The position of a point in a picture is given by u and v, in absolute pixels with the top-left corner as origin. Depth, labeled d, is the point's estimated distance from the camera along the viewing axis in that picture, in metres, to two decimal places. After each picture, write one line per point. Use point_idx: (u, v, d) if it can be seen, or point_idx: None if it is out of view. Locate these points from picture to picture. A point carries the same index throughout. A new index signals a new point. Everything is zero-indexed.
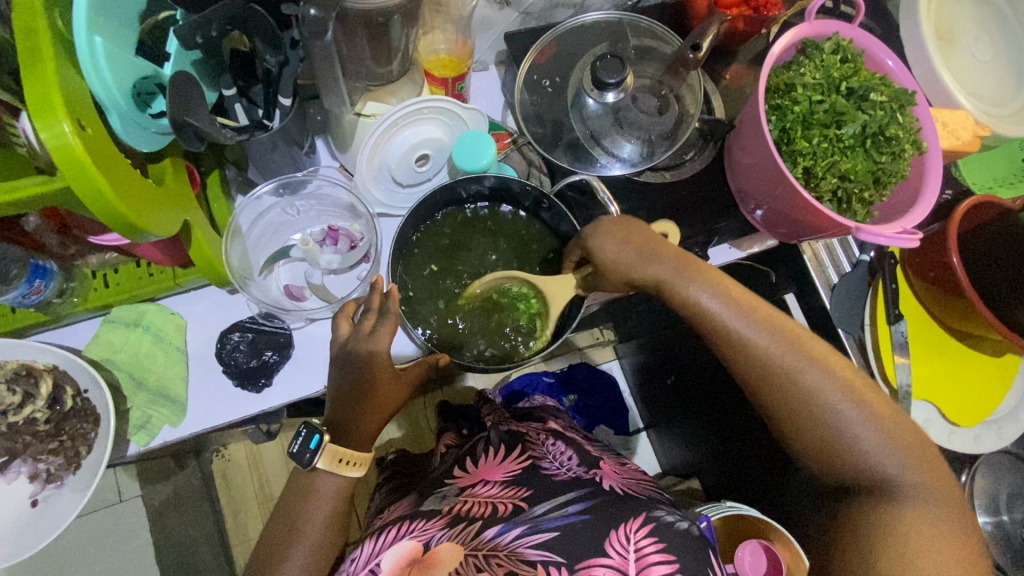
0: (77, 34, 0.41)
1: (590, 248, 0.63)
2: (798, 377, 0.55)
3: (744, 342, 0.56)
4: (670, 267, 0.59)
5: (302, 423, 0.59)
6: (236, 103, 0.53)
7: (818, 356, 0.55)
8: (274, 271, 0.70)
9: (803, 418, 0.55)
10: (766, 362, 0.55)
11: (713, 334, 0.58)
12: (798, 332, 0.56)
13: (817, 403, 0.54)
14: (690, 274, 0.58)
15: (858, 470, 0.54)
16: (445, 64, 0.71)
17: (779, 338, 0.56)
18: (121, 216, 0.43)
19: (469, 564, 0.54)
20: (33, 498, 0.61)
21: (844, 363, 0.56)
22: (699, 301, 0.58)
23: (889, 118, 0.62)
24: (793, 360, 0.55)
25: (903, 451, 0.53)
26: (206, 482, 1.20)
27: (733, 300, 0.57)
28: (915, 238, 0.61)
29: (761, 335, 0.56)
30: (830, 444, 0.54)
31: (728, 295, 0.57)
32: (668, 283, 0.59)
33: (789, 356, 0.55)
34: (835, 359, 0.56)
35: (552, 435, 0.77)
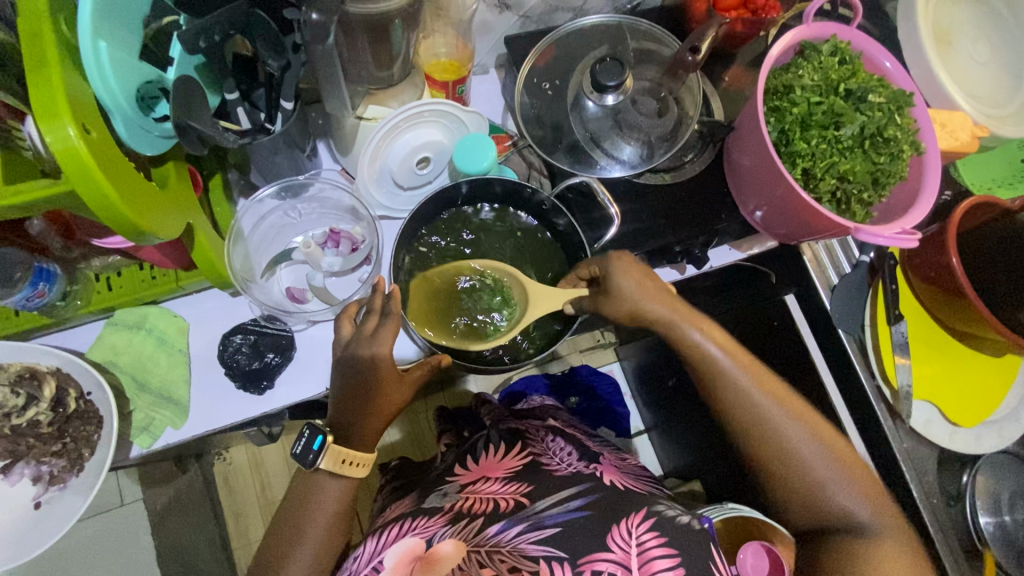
0: (82, 39, 0.42)
1: (605, 274, 0.63)
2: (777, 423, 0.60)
3: (733, 387, 0.61)
4: (672, 310, 0.63)
5: (304, 423, 0.59)
6: (240, 107, 0.53)
7: (792, 408, 0.61)
8: (276, 274, 0.71)
9: (782, 461, 0.60)
10: (749, 407, 0.61)
11: (705, 378, 0.63)
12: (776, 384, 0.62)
13: (795, 448, 0.60)
14: (690, 319, 0.63)
15: (825, 516, 0.59)
16: (445, 68, 0.71)
17: (762, 387, 0.61)
18: (125, 217, 0.43)
19: (473, 560, 0.55)
20: (36, 500, 0.62)
21: (815, 416, 0.62)
22: (694, 345, 0.62)
23: (887, 119, 0.63)
24: (772, 409, 0.61)
25: (867, 494, 0.59)
26: (208, 484, 1.22)
27: (723, 345, 0.62)
28: (914, 238, 0.62)
29: (750, 382, 0.61)
30: (803, 489, 0.60)
31: (721, 341, 0.63)
32: (670, 325, 0.63)
33: (770, 405, 0.61)
34: (807, 411, 0.62)
35: (552, 432, 0.78)
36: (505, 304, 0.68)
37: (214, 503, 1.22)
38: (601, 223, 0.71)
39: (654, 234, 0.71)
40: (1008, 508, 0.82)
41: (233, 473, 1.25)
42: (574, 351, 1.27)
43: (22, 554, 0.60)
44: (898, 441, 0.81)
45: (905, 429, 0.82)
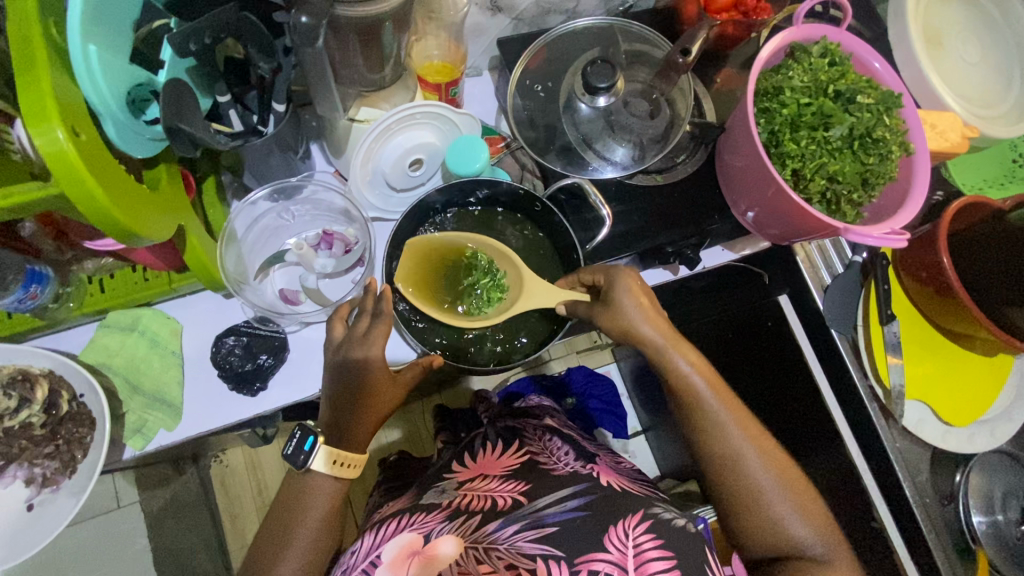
0: (72, 43, 0.42)
1: (609, 285, 0.63)
2: (746, 456, 0.60)
3: (710, 416, 0.61)
4: (659, 332, 0.62)
5: (296, 425, 0.60)
6: (232, 110, 0.54)
7: (762, 447, 0.61)
8: (269, 276, 0.71)
9: (748, 494, 0.59)
10: (722, 441, 0.61)
11: (684, 405, 0.63)
12: (747, 419, 0.62)
13: (760, 482, 0.59)
14: (674, 343, 0.62)
15: (783, 558, 0.59)
16: (439, 70, 0.71)
17: (736, 420, 0.61)
18: (115, 220, 0.44)
19: (470, 556, 0.54)
20: (29, 502, 0.62)
21: (784, 461, 0.61)
22: (676, 369, 0.62)
23: (876, 120, 0.63)
24: (744, 446, 0.60)
25: (828, 545, 0.58)
26: (204, 487, 1.23)
27: (703, 371, 0.62)
28: (903, 238, 0.62)
29: (723, 411, 0.61)
30: (764, 530, 0.59)
31: (702, 369, 0.62)
32: (654, 346, 0.62)
33: (743, 442, 0.60)
34: (776, 454, 0.61)
35: (548, 431, 0.78)
36: (495, 291, 0.70)
37: (210, 505, 1.23)
38: (593, 224, 0.72)
39: (646, 236, 0.72)
40: (1002, 507, 0.82)
41: (229, 475, 1.26)
42: (571, 351, 1.31)
43: (17, 554, 0.61)
44: (890, 440, 0.82)
45: (898, 428, 0.82)
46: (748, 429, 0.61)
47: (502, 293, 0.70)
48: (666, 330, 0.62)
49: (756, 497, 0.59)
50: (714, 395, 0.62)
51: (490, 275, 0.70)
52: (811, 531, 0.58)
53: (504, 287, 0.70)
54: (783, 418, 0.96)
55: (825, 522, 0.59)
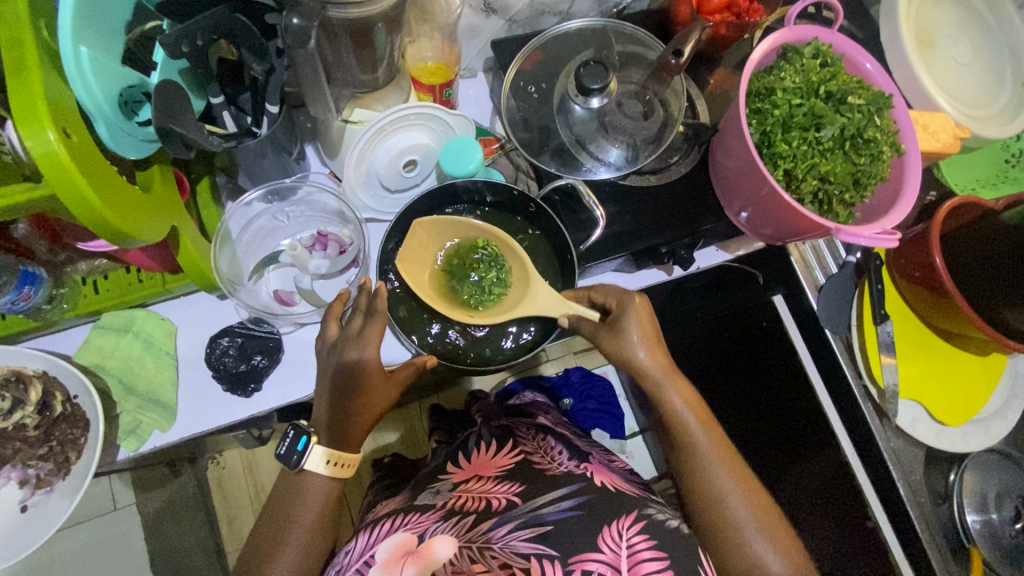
0: (64, 44, 0.42)
1: (620, 312, 0.63)
2: (727, 494, 0.60)
3: (697, 451, 0.62)
4: (654, 363, 0.62)
5: (290, 424, 0.61)
6: (225, 112, 0.54)
7: (745, 487, 0.61)
8: (263, 276, 0.71)
9: (728, 532, 0.59)
10: (707, 477, 0.61)
11: (674, 438, 0.64)
12: (733, 458, 0.63)
13: (741, 522, 0.59)
14: (669, 376, 0.63)
15: None
16: (432, 72, 0.72)
17: (722, 457, 0.62)
18: (107, 221, 0.44)
19: (464, 556, 0.54)
20: (23, 503, 0.62)
21: (765, 502, 0.61)
22: (667, 401, 0.63)
23: (866, 120, 0.63)
24: (727, 485, 0.61)
25: None
26: (201, 488, 1.23)
27: (693, 406, 0.63)
28: (894, 238, 0.62)
29: (710, 446, 0.62)
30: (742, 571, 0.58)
31: (692, 402, 0.63)
32: (648, 378, 0.63)
33: (727, 480, 0.61)
34: (758, 495, 0.61)
35: (542, 431, 0.77)
36: (499, 286, 0.71)
37: (207, 507, 1.23)
38: (589, 224, 0.72)
39: (640, 236, 0.72)
40: (995, 506, 0.82)
41: (226, 476, 1.26)
42: (568, 351, 1.31)
43: (11, 555, 0.61)
44: (885, 440, 0.82)
45: (892, 428, 0.82)
46: (733, 468, 0.62)
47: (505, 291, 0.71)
48: (660, 362, 0.63)
49: (735, 536, 0.59)
50: (702, 431, 0.63)
51: (495, 270, 0.71)
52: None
53: (504, 285, 0.71)
54: (783, 420, 0.96)
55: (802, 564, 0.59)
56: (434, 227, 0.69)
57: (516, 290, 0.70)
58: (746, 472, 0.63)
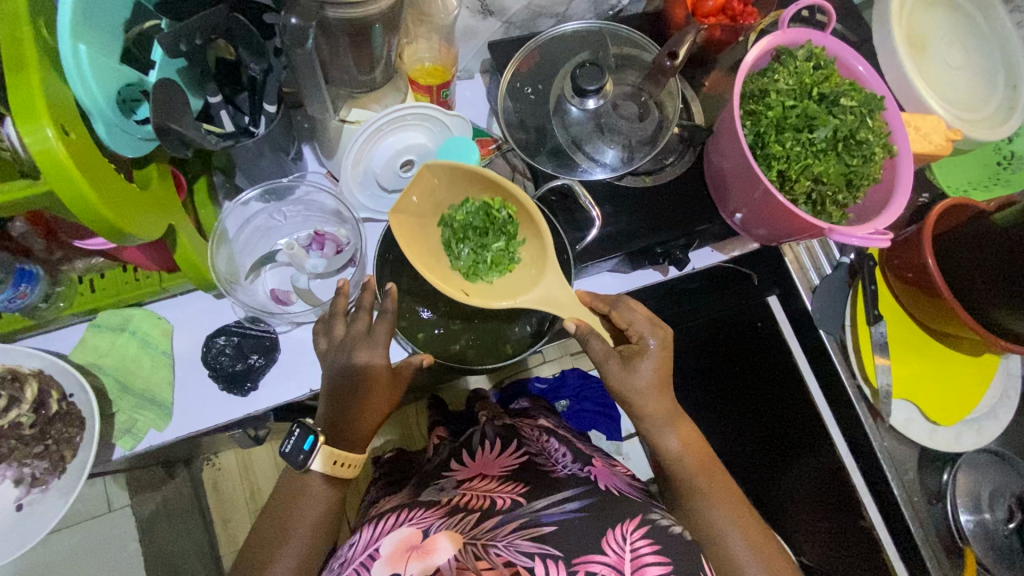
0: (62, 42, 0.42)
1: (642, 348, 0.64)
2: (727, 532, 0.62)
3: (696, 491, 0.64)
4: (656, 405, 0.64)
5: (296, 422, 0.60)
6: (223, 110, 0.54)
7: (744, 524, 0.63)
8: (260, 276, 0.72)
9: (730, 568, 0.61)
10: (706, 515, 0.63)
11: (675, 478, 0.66)
12: (732, 495, 0.64)
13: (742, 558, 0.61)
14: (671, 418, 0.65)
15: None
16: (430, 72, 0.72)
17: (721, 495, 0.64)
18: (104, 218, 0.44)
19: (469, 552, 0.54)
20: (18, 502, 0.62)
21: (763, 538, 0.63)
22: (665, 444, 0.65)
23: (859, 122, 0.64)
24: (726, 522, 0.62)
25: None
26: (195, 490, 1.22)
27: (691, 446, 0.66)
28: (887, 239, 0.63)
29: (707, 484, 0.64)
30: None
31: (688, 442, 0.66)
32: (650, 419, 0.64)
33: (725, 519, 0.62)
34: (758, 532, 0.63)
35: (545, 432, 0.79)
36: (500, 260, 0.67)
37: (202, 509, 1.22)
38: (584, 224, 0.72)
39: (636, 236, 0.72)
40: (990, 507, 0.81)
41: (222, 477, 1.26)
42: (566, 351, 1.31)
43: (7, 553, 0.61)
44: (879, 439, 0.82)
45: (886, 428, 0.82)
46: (732, 506, 0.63)
47: (509, 267, 0.68)
48: (664, 405, 0.64)
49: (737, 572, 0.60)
50: (700, 473, 0.65)
51: (504, 243, 0.67)
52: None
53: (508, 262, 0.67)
54: (773, 419, 0.97)
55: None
56: (447, 177, 0.64)
57: (522, 273, 0.67)
58: (746, 510, 0.64)
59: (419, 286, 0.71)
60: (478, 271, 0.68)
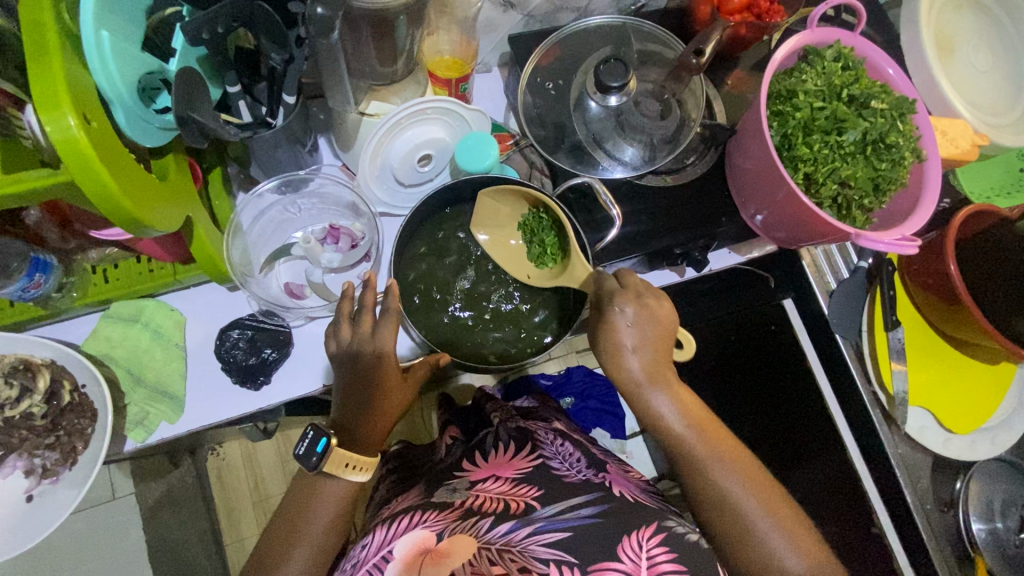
0: (83, 28, 0.41)
1: (608, 318, 0.61)
2: (727, 488, 0.58)
3: (694, 458, 0.60)
4: (641, 366, 0.61)
5: (309, 425, 0.58)
6: (241, 101, 0.53)
7: (752, 484, 0.58)
8: (274, 269, 0.70)
9: (735, 525, 0.56)
10: (708, 480, 0.58)
11: (671, 449, 0.61)
12: (731, 448, 0.60)
13: (744, 512, 0.56)
14: (654, 378, 0.61)
15: None
16: (449, 65, 0.69)
17: (719, 453, 0.60)
18: (124, 209, 0.43)
19: (483, 557, 0.53)
20: (28, 493, 0.62)
21: (770, 488, 0.58)
22: (658, 412, 0.61)
23: (889, 125, 0.63)
24: (728, 481, 0.58)
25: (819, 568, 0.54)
26: (200, 480, 1.22)
27: (683, 406, 0.61)
28: (915, 246, 0.61)
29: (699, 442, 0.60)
30: (757, 562, 0.55)
31: (680, 401, 0.62)
32: (634, 383, 0.61)
33: (726, 476, 0.58)
34: (770, 491, 0.58)
35: (560, 435, 0.78)
36: (555, 254, 0.69)
37: (206, 499, 1.22)
38: (602, 224, 0.71)
39: (654, 237, 0.71)
40: (1002, 515, 0.82)
41: (226, 469, 1.25)
42: (571, 349, 1.30)
43: (17, 546, 0.60)
44: (892, 446, 0.82)
45: (901, 435, 0.82)
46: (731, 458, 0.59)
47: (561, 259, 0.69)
48: (648, 364, 0.61)
49: (743, 527, 0.56)
50: (697, 437, 0.60)
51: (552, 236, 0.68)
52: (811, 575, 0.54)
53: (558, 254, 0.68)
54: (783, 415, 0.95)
55: (822, 554, 0.56)
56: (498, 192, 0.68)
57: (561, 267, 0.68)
58: (749, 461, 0.60)
59: (432, 282, 0.70)
60: (540, 261, 0.69)
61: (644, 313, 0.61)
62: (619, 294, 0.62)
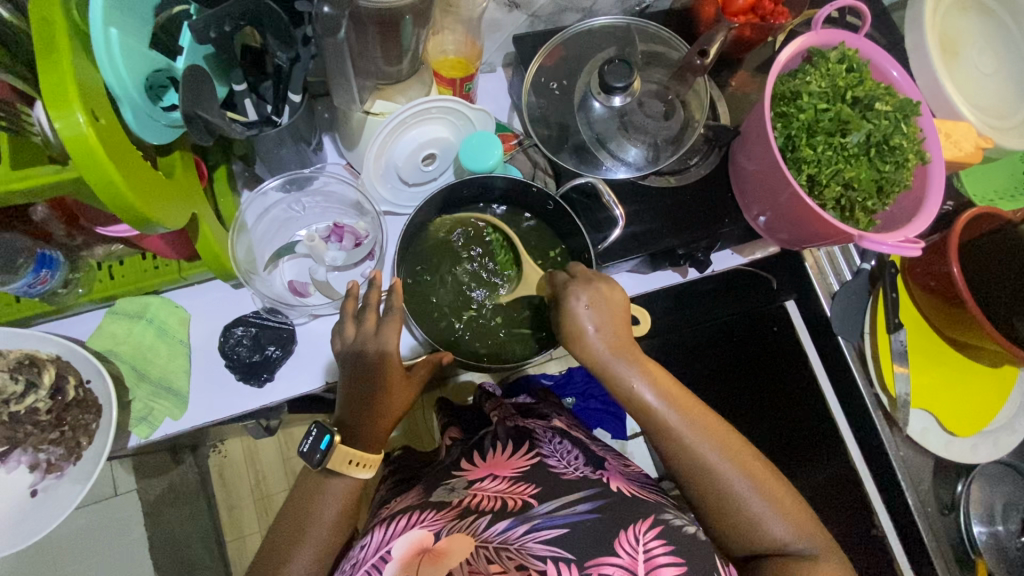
0: (93, 26, 0.41)
1: (567, 304, 0.61)
2: (702, 456, 0.58)
3: (670, 432, 0.58)
4: (606, 344, 0.60)
5: (313, 422, 0.59)
6: (247, 99, 0.54)
7: (729, 451, 0.58)
8: (278, 267, 0.71)
9: (711, 490, 0.57)
10: (687, 453, 0.58)
11: (646, 422, 0.60)
12: (702, 413, 0.60)
13: (720, 477, 0.57)
14: (622, 354, 0.59)
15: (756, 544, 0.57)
16: (454, 65, 0.71)
17: (692, 422, 0.59)
18: (132, 206, 0.43)
19: (480, 555, 0.54)
20: (33, 487, 0.62)
21: (741, 447, 0.59)
22: (631, 390, 0.59)
23: (893, 127, 0.63)
24: (702, 448, 0.58)
25: (791, 521, 0.57)
26: (202, 477, 1.22)
27: (654, 378, 0.60)
28: (917, 247, 0.61)
29: (673, 413, 0.59)
30: (734, 520, 0.57)
31: (651, 374, 0.60)
32: (603, 361, 0.60)
33: (700, 445, 0.58)
34: (747, 456, 0.58)
35: (558, 433, 0.78)
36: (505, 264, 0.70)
37: (208, 495, 1.22)
38: (606, 225, 0.71)
39: (657, 238, 0.71)
40: (1002, 518, 0.82)
41: (227, 465, 1.24)
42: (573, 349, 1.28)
43: (20, 539, 0.60)
44: (894, 449, 0.82)
45: (902, 436, 0.82)
46: (703, 424, 0.59)
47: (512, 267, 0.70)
48: (612, 339, 0.60)
49: (719, 491, 0.57)
50: (671, 409, 0.59)
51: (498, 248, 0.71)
52: (791, 537, 0.56)
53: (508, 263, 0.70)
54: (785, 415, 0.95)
55: (802, 515, 0.57)
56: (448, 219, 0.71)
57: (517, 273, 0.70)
58: (720, 422, 0.60)
59: (437, 284, 0.70)
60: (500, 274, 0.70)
61: (601, 293, 0.61)
62: (572, 283, 0.61)
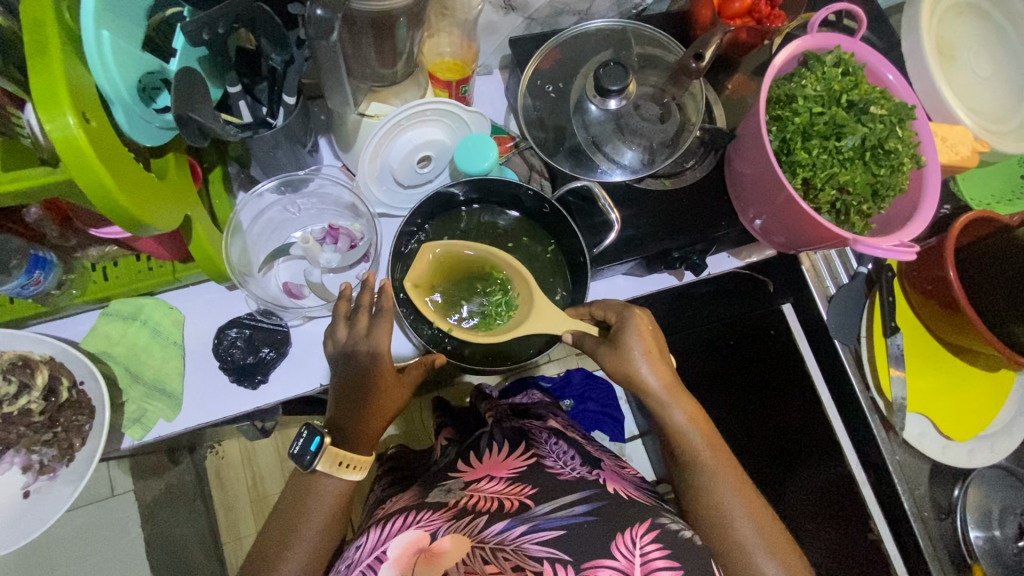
0: (85, 27, 0.41)
1: (620, 325, 0.62)
2: (728, 509, 0.59)
3: (701, 467, 0.61)
4: (658, 379, 0.62)
5: (303, 423, 0.59)
6: (241, 101, 0.54)
7: (751, 504, 0.59)
8: (273, 268, 0.71)
9: (732, 546, 0.57)
10: (714, 495, 0.60)
11: (683, 463, 0.62)
12: (738, 474, 0.61)
13: (741, 533, 0.57)
14: (674, 393, 0.62)
15: None
16: (450, 68, 0.71)
17: (727, 476, 0.60)
18: (123, 208, 0.43)
19: (477, 555, 0.54)
20: (26, 489, 0.62)
21: (770, 519, 0.59)
22: (672, 421, 0.63)
23: (889, 131, 0.63)
24: (734, 504, 0.59)
25: None
26: (200, 479, 1.23)
27: (699, 423, 0.63)
28: (913, 250, 0.61)
29: (712, 461, 0.61)
30: None
31: (698, 421, 0.63)
32: (653, 393, 0.62)
33: (731, 499, 0.59)
34: (776, 530, 0.58)
35: (554, 434, 0.77)
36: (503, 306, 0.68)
37: (205, 496, 1.22)
38: (602, 228, 0.70)
39: (653, 240, 0.71)
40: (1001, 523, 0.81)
41: (224, 466, 1.25)
42: (571, 351, 1.27)
43: (13, 541, 0.60)
44: (891, 453, 0.81)
45: (899, 440, 0.82)
46: (738, 484, 0.60)
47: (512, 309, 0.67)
48: (666, 379, 0.62)
49: (740, 549, 0.57)
50: (708, 449, 0.62)
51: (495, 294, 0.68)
52: None
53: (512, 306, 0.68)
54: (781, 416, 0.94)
55: None
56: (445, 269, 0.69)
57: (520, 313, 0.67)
58: (752, 489, 0.61)
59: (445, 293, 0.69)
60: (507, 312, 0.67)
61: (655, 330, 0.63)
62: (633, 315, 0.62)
